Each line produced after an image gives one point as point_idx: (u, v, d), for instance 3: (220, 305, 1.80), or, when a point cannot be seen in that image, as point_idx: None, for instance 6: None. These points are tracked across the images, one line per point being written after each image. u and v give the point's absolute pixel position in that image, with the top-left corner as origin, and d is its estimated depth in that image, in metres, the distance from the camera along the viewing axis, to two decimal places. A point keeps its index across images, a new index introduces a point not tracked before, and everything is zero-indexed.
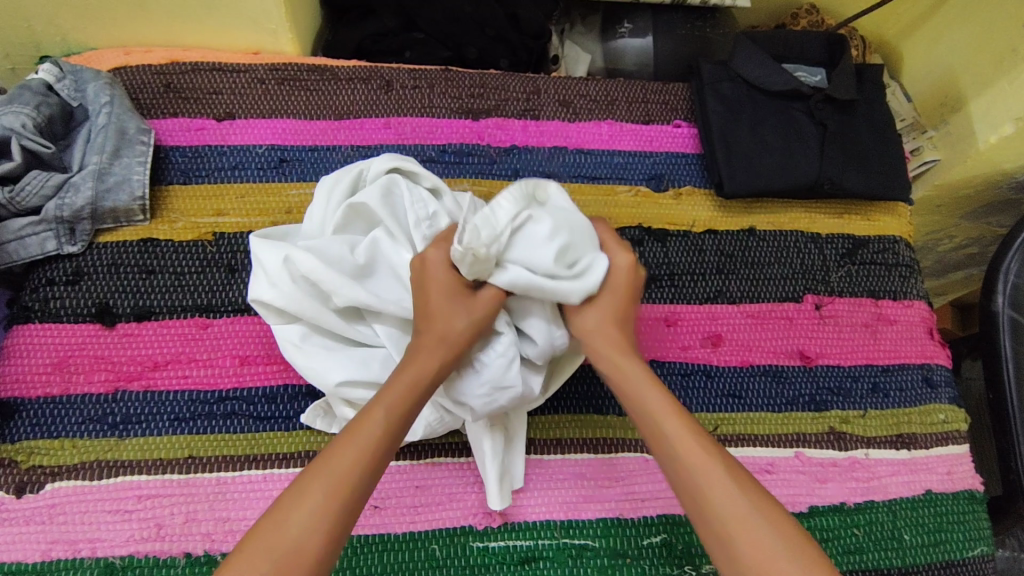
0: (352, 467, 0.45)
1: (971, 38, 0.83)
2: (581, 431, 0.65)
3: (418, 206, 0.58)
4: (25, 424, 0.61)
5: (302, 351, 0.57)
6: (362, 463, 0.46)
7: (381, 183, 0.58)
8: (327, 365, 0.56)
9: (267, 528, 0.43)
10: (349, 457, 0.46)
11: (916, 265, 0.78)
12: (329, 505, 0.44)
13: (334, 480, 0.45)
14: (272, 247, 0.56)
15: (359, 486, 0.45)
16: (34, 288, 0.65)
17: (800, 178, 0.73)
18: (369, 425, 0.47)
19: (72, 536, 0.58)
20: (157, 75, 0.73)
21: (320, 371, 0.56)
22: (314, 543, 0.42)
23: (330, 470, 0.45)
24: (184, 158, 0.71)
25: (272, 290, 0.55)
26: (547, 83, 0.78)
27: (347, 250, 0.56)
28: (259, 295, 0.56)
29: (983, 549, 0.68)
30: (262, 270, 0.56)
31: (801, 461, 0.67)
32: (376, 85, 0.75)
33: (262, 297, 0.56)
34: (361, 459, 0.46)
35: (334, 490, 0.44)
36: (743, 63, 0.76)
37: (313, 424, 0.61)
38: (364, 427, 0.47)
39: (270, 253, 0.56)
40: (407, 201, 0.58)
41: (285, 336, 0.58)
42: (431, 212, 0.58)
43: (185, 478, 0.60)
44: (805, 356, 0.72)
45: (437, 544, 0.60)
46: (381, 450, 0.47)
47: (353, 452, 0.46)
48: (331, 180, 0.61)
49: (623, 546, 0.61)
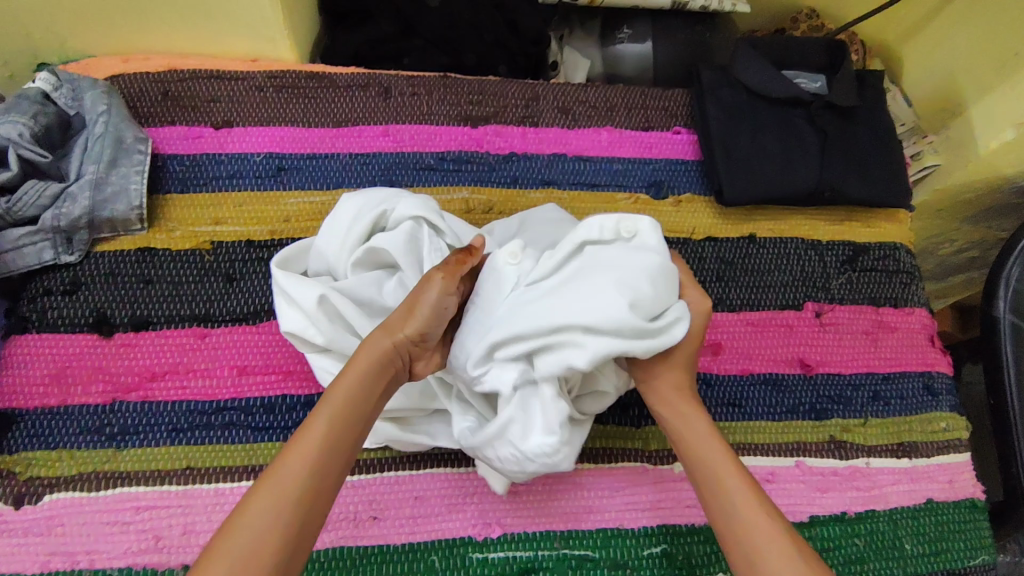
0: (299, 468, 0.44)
1: (972, 43, 0.83)
2: (581, 440, 0.65)
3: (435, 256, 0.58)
4: (23, 435, 0.61)
5: None
6: (308, 463, 0.44)
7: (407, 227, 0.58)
8: None
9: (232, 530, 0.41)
10: (297, 459, 0.44)
11: (916, 272, 0.78)
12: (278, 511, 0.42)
13: (282, 482, 0.43)
14: (300, 285, 0.54)
15: (306, 485, 0.43)
16: (31, 298, 0.65)
17: (800, 185, 0.72)
18: (315, 427, 0.45)
19: (70, 547, 0.58)
20: (155, 83, 0.73)
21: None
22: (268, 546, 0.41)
23: (278, 474, 0.43)
24: (182, 167, 0.70)
25: (306, 327, 0.54)
26: (547, 90, 0.78)
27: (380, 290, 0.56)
28: (294, 330, 0.55)
29: (985, 558, 0.67)
30: (293, 307, 0.55)
31: (802, 470, 0.67)
32: (374, 92, 0.75)
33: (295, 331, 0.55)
34: (308, 457, 0.44)
35: (282, 494, 0.42)
36: (742, 69, 0.75)
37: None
38: (309, 429, 0.45)
39: (302, 291, 0.54)
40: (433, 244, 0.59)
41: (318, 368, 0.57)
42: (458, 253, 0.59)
43: (183, 489, 0.60)
44: (805, 364, 0.71)
45: (436, 556, 0.60)
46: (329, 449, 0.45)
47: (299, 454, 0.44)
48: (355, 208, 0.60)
49: (623, 556, 0.61)
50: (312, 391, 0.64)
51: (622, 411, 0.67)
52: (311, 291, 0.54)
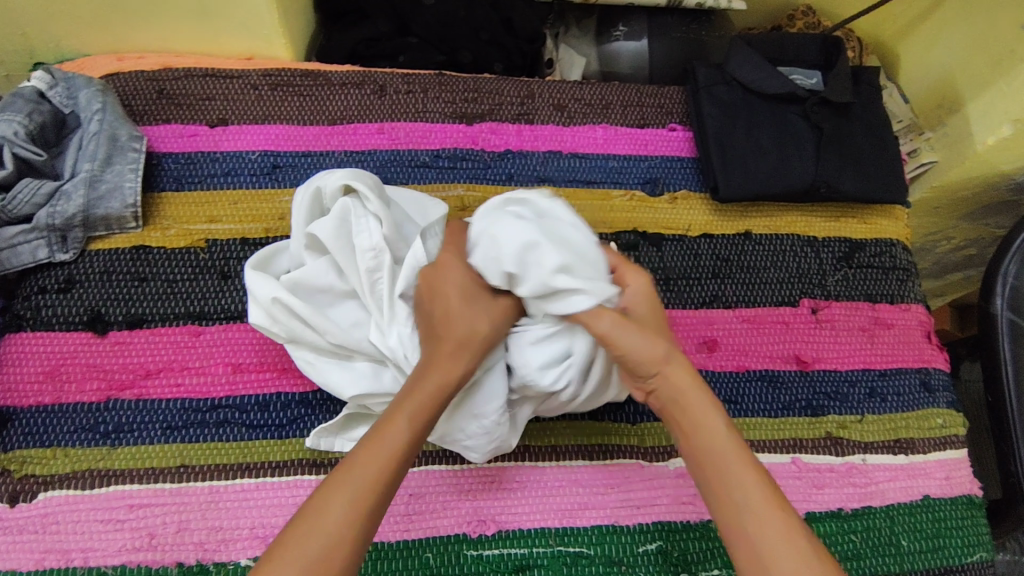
0: (372, 476, 0.47)
1: (969, 39, 0.83)
2: (576, 437, 0.64)
3: (366, 233, 0.57)
4: (17, 433, 0.61)
5: (318, 368, 0.59)
6: (390, 460, 0.48)
7: (334, 212, 0.57)
8: (343, 383, 0.59)
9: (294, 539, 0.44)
10: (378, 456, 0.47)
11: (913, 268, 0.78)
12: (358, 513, 0.45)
13: (358, 486, 0.46)
14: (261, 280, 0.57)
15: (381, 493, 0.47)
16: (26, 296, 0.65)
17: (796, 181, 0.72)
18: (392, 431, 0.49)
19: (65, 545, 0.58)
20: (150, 82, 0.73)
21: (336, 388, 0.58)
22: (340, 548, 0.44)
23: (356, 473, 0.46)
24: (176, 165, 0.70)
25: (271, 324, 0.58)
26: (542, 87, 0.78)
27: (330, 281, 0.59)
28: (260, 324, 0.58)
29: (982, 555, 0.67)
30: (257, 304, 0.58)
31: (798, 466, 0.67)
32: (369, 90, 0.75)
33: (262, 328, 0.58)
34: (382, 464, 0.47)
35: (357, 496, 0.46)
36: (737, 66, 0.75)
37: (318, 447, 0.60)
38: (377, 442, 0.48)
39: (259, 285, 0.57)
40: (357, 229, 0.57)
41: (298, 358, 0.60)
42: (380, 241, 0.56)
43: (178, 487, 0.60)
44: (801, 360, 0.71)
45: (430, 552, 0.59)
46: (400, 459, 0.48)
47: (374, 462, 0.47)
48: (297, 197, 0.60)
49: (619, 553, 0.61)
50: (307, 388, 0.64)
51: (617, 407, 0.66)
52: (268, 288, 0.56)
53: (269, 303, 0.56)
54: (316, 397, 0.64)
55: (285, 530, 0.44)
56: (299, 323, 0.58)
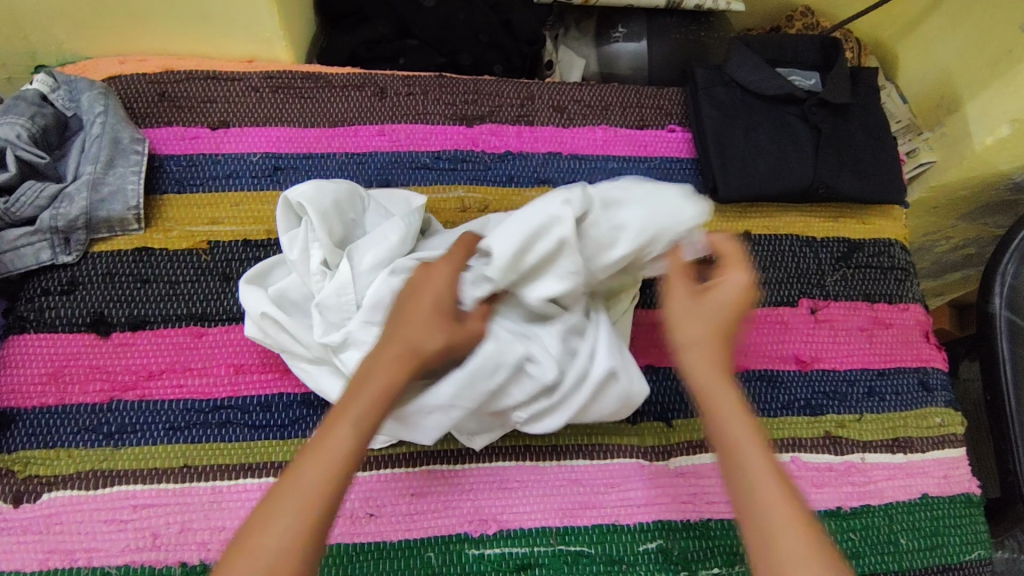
0: (314, 486, 0.42)
1: (967, 40, 0.83)
2: (577, 437, 0.65)
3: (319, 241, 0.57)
4: (21, 433, 0.61)
5: (312, 374, 0.59)
6: (334, 463, 0.43)
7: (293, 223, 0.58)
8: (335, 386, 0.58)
9: (241, 556, 0.40)
10: (315, 465, 0.43)
11: (912, 267, 0.78)
12: (305, 522, 0.41)
13: (301, 496, 0.42)
14: (250, 295, 0.58)
15: (330, 507, 0.42)
16: (30, 298, 0.65)
17: (794, 181, 0.73)
18: (333, 439, 0.44)
19: (70, 545, 0.58)
20: (151, 84, 0.73)
21: (329, 393, 0.59)
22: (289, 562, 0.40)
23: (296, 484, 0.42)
24: (179, 167, 0.71)
25: (264, 336, 0.59)
26: (541, 89, 0.78)
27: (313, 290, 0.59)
28: (255, 338, 0.59)
29: (980, 553, 0.68)
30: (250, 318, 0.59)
31: (797, 465, 0.67)
32: (370, 92, 0.75)
33: (257, 340, 0.60)
34: (324, 469, 0.43)
35: (299, 515, 0.41)
36: (736, 67, 0.76)
37: None
38: (324, 445, 0.44)
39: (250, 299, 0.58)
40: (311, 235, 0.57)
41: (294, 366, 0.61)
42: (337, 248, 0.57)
43: (181, 487, 0.60)
44: (800, 360, 0.72)
45: (432, 552, 0.60)
46: (345, 469, 0.43)
47: (316, 466, 0.43)
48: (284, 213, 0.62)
49: (619, 552, 0.62)
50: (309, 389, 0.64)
51: None
52: (257, 301, 0.58)
53: (258, 317, 0.57)
54: (317, 398, 0.64)
55: (226, 555, 0.40)
56: (287, 333, 0.58)
